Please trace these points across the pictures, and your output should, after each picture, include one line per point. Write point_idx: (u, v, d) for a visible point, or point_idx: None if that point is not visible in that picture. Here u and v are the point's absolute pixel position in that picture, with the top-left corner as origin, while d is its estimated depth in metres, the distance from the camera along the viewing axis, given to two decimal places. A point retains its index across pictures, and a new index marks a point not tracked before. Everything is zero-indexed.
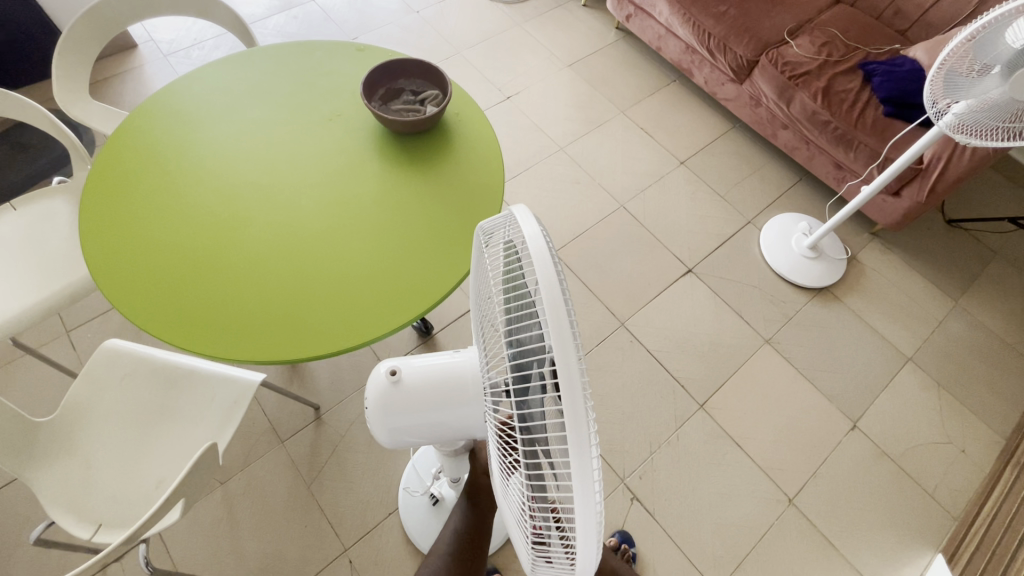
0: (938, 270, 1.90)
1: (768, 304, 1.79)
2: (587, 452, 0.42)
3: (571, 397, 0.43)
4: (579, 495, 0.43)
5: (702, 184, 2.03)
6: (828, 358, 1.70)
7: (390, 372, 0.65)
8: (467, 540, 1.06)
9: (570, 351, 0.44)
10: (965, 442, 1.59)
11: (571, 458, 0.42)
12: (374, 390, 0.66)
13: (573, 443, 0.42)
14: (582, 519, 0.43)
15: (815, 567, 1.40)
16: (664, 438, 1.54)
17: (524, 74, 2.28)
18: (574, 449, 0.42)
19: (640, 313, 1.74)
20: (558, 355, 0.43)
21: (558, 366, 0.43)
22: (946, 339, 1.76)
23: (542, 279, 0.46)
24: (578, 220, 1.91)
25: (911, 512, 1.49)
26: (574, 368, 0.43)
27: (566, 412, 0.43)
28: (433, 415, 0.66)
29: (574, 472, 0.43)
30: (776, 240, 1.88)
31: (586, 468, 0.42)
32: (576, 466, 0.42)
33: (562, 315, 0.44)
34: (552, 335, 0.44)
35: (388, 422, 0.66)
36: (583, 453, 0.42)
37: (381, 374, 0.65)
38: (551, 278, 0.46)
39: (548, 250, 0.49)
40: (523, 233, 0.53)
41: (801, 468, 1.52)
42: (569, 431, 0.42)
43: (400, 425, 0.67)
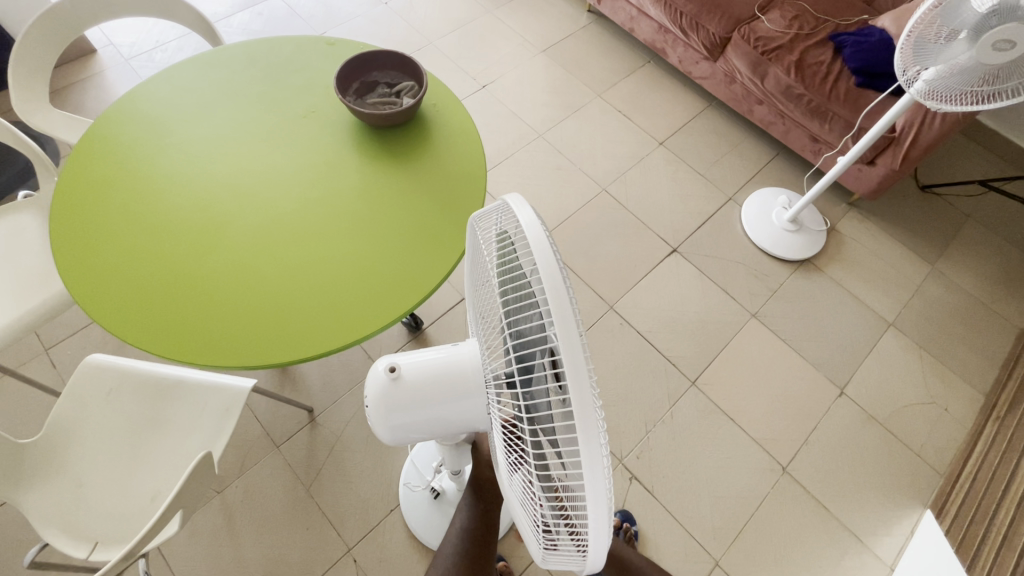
0: (914, 236, 1.95)
1: (752, 279, 1.81)
2: (596, 438, 0.42)
3: (579, 381, 0.42)
4: (589, 482, 0.43)
5: (682, 163, 2.04)
6: (813, 328, 1.74)
7: (388, 369, 0.64)
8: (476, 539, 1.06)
9: (574, 337, 0.43)
10: (948, 400, 1.64)
11: (580, 447, 0.42)
12: (373, 390, 0.66)
13: (582, 433, 0.42)
14: (593, 501, 0.44)
15: (811, 532, 1.44)
16: (658, 417, 1.55)
17: (498, 62, 2.26)
18: (583, 433, 0.42)
19: (628, 295, 1.75)
20: (561, 344, 0.43)
21: (562, 354, 0.43)
22: (926, 303, 1.81)
23: (541, 267, 0.46)
24: (561, 206, 1.91)
25: (900, 471, 1.53)
26: (579, 356, 0.43)
27: (573, 399, 0.42)
28: (435, 410, 0.66)
29: (583, 457, 0.42)
30: (757, 215, 1.90)
31: (596, 456, 0.42)
32: (585, 455, 0.42)
33: (565, 303, 0.44)
34: (555, 324, 0.44)
35: (388, 419, 0.66)
36: (592, 441, 0.42)
37: (379, 371, 0.64)
38: (551, 267, 0.45)
39: (545, 237, 0.48)
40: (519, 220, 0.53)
41: (793, 436, 1.56)
42: (577, 421, 0.42)
43: (401, 423, 0.66)
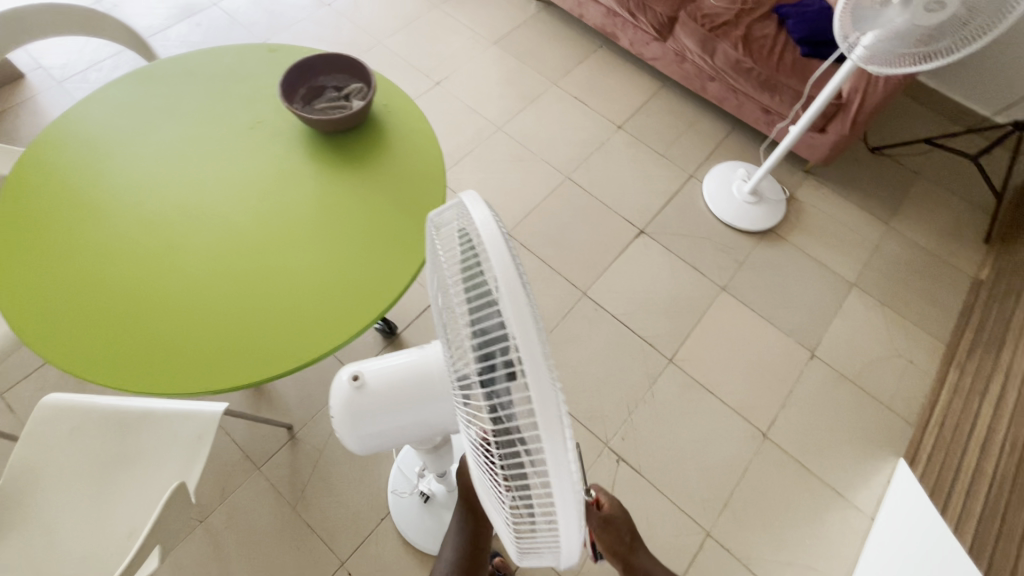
0: (868, 198, 2.01)
1: (719, 253, 1.85)
2: (559, 435, 0.42)
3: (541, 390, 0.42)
4: (556, 478, 0.43)
5: (642, 145, 2.06)
6: (780, 295, 1.78)
7: (351, 378, 0.63)
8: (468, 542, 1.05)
9: (533, 338, 0.43)
10: (911, 352, 1.72)
11: (544, 444, 0.42)
12: (338, 401, 0.65)
13: (545, 431, 0.42)
14: (561, 504, 0.44)
15: (795, 493, 1.48)
16: (640, 397, 1.57)
17: (449, 57, 2.23)
18: (547, 435, 0.42)
19: (600, 280, 1.76)
20: (520, 343, 0.42)
21: (523, 363, 0.42)
22: (884, 262, 1.88)
23: (497, 273, 0.44)
24: (526, 198, 1.91)
25: (873, 425, 1.59)
26: (541, 365, 0.42)
27: (534, 398, 0.42)
28: (402, 416, 0.65)
29: (549, 454, 0.42)
30: (718, 190, 1.94)
31: (561, 452, 0.42)
32: (551, 452, 0.42)
33: (521, 301, 0.43)
34: (513, 324, 0.43)
35: (356, 429, 0.65)
36: (556, 438, 0.42)
37: (342, 380, 0.63)
38: (506, 265, 0.45)
39: (500, 235, 0.48)
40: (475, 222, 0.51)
41: (770, 402, 1.60)
42: (540, 420, 0.42)
43: (369, 431, 0.65)
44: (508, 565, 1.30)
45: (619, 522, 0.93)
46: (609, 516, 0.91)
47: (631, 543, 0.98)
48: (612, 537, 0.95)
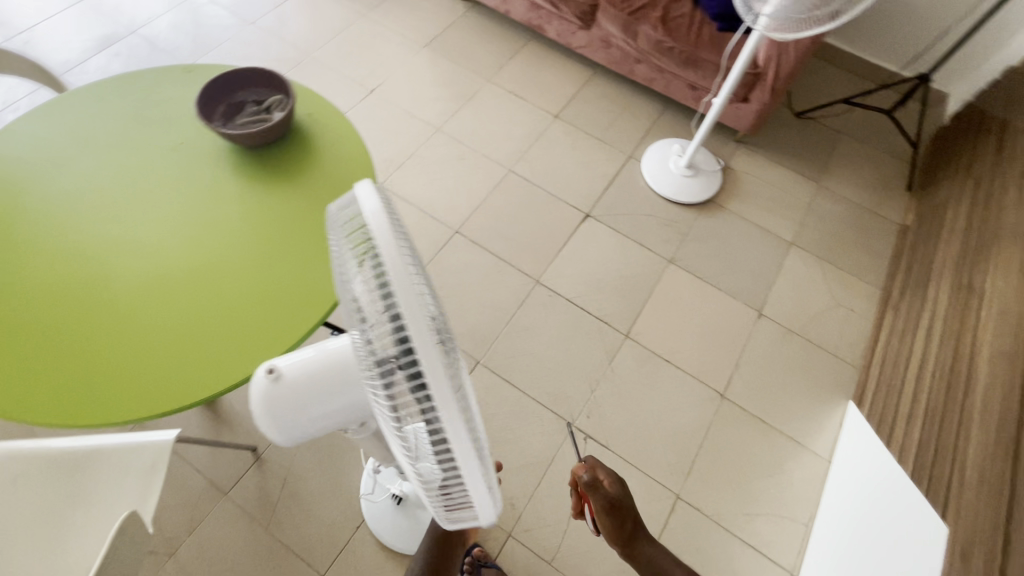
0: (798, 160, 2.11)
1: (663, 228, 1.90)
2: (459, 416, 0.44)
3: (442, 391, 0.44)
4: (462, 456, 0.45)
5: (579, 132, 2.11)
6: (725, 261, 1.86)
7: (268, 373, 0.59)
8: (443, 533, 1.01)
9: (426, 327, 0.44)
10: (850, 301, 1.81)
11: (447, 426, 0.44)
12: (253, 396, 0.61)
13: (446, 415, 0.44)
14: (472, 483, 0.47)
15: (756, 446, 1.54)
16: (601, 375, 1.61)
17: (381, 64, 2.23)
18: (447, 418, 0.44)
19: (551, 267, 1.79)
20: (414, 334, 0.43)
21: (420, 353, 0.43)
22: (817, 219, 1.98)
23: (391, 273, 0.45)
24: (471, 194, 1.93)
25: (822, 373, 1.67)
26: (439, 365, 0.43)
27: (432, 385, 0.43)
28: (327, 408, 0.62)
29: (452, 435, 0.44)
30: (656, 167, 2.00)
31: (463, 431, 0.44)
32: (455, 434, 0.44)
33: (412, 293, 0.44)
34: (406, 316, 0.44)
35: (280, 426, 0.61)
36: (456, 421, 0.44)
37: (260, 376, 0.60)
38: (396, 258, 0.45)
39: (388, 228, 0.48)
40: (366, 224, 0.50)
41: (724, 364, 1.66)
42: (440, 406, 0.44)
43: (295, 428, 0.62)
44: (487, 554, 1.32)
45: (622, 499, 0.98)
46: (613, 495, 0.96)
47: (635, 522, 1.00)
48: (619, 524, 0.98)
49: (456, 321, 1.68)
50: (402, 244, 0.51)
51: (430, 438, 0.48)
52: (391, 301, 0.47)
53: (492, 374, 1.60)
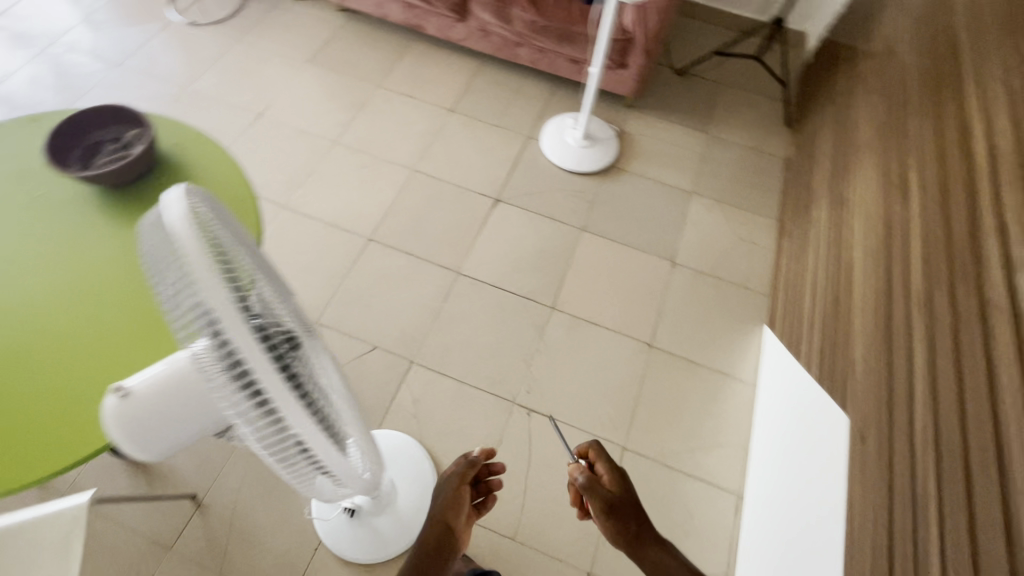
0: (685, 114, 2.23)
1: (571, 199, 1.97)
2: (293, 402, 0.48)
3: (287, 401, 0.48)
4: (306, 431, 0.51)
5: (476, 121, 2.14)
6: (633, 220, 1.94)
7: (116, 392, 0.63)
8: (435, 536, 0.87)
9: (246, 331, 0.45)
10: (751, 235, 1.94)
11: (286, 412, 0.48)
12: (106, 411, 0.64)
13: (284, 403, 0.48)
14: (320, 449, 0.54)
15: (689, 385, 1.63)
16: (534, 349, 1.65)
17: (267, 86, 2.18)
18: (284, 405, 0.48)
19: (470, 256, 1.82)
20: (236, 339, 0.45)
21: (246, 355, 0.45)
22: (711, 166, 2.10)
23: (202, 285, 0.45)
24: (379, 200, 1.92)
25: (737, 305, 1.78)
26: (267, 361, 0.46)
27: (264, 382, 0.46)
28: (181, 419, 0.66)
29: (292, 419, 0.49)
30: (555, 143, 2.06)
31: (301, 414, 0.49)
32: (295, 417, 0.49)
33: (226, 301, 0.45)
34: (225, 324, 0.45)
35: (135, 441, 0.65)
36: (292, 406, 0.48)
37: (109, 397, 0.63)
38: (204, 266, 0.45)
39: (193, 236, 0.47)
40: (171, 231, 0.48)
41: (648, 315, 1.74)
42: (275, 398, 0.47)
43: (149, 440, 0.66)
44: None
45: (625, 501, 0.92)
46: (613, 493, 0.92)
47: (649, 533, 0.90)
48: (623, 527, 0.90)
49: (384, 326, 1.67)
50: (214, 248, 0.50)
51: (264, 428, 0.51)
52: (201, 309, 0.47)
53: (428, 370, 1.60)
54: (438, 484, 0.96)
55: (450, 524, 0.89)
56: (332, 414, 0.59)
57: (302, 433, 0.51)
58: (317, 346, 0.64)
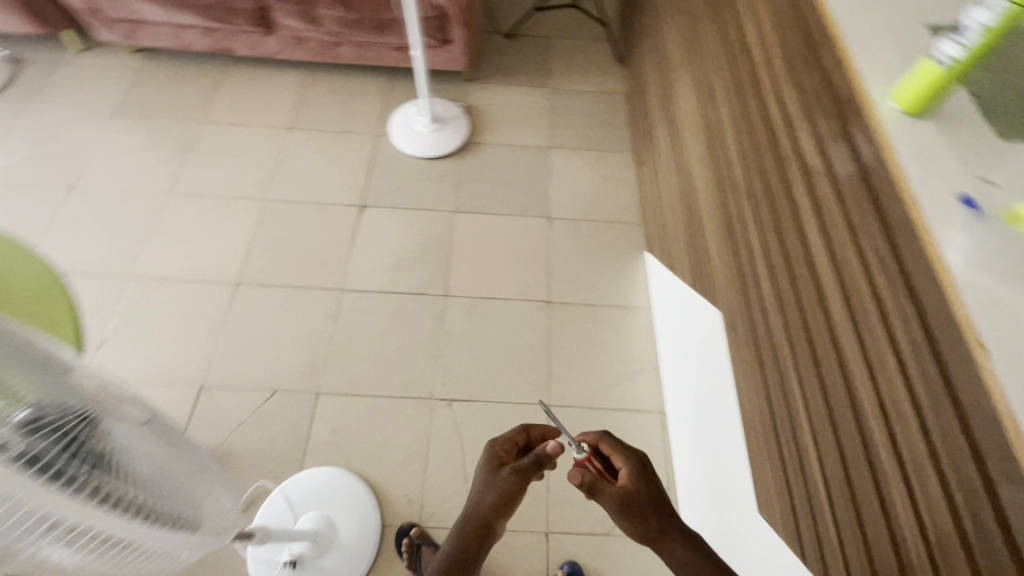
0: (524, 75, 2.27)
1: (435, 185, 1.95)
2: (92, 508, 0.51)
3: (73, 505, 0.49)
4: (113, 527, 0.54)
5: (319, 133, 2.04)
6: (501, 188, 1.96)
7: None
8: (473, 541, 0.78)
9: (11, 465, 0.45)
10: (612, 172, 2.02)
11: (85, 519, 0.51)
12: None
13: (78, 513, 0.50)
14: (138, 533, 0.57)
15: (592, 327, 1.69)
16: (439, 341, 1.64)
17: (72, 153, 1.95)
18: (81, 514, 0.50)
19: (349, 269, 1.75)
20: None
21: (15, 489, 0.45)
22: (560, 117, 2.16)
23: None
24: (237, 240, 1.79)
25: (615, 241, 1.86)
26: (46, 483, 0.47)
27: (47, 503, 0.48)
28: None
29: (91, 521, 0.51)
30: (405, 134, 2.02)
31: (103, 514, 0.52)
32: (96, 518, 0.52)
33: None
34: None
35: None
36: (92, 511, 0.51)
37: None
38: None
39: None
40: None
41: (538, 274, 1.78)
42: (67, 511, 0.49)
43: None
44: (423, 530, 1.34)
45: (644, 498, 0.75)
46: (627, 488, 0.75)
47: (666, 529, 0.72)
48: (642, 525, 0.73)
49: (278, 367, 1.58)
50: None
51: (63, 539, 0.52)
52: None
53: (337, 397, 1.54)
54: (480, 481, 0.80)
55: (489, 528, 0.79)
56: (146, 485, 0.60)
57: (109, 529, 0.54)
58: (124, 416, 0.60)
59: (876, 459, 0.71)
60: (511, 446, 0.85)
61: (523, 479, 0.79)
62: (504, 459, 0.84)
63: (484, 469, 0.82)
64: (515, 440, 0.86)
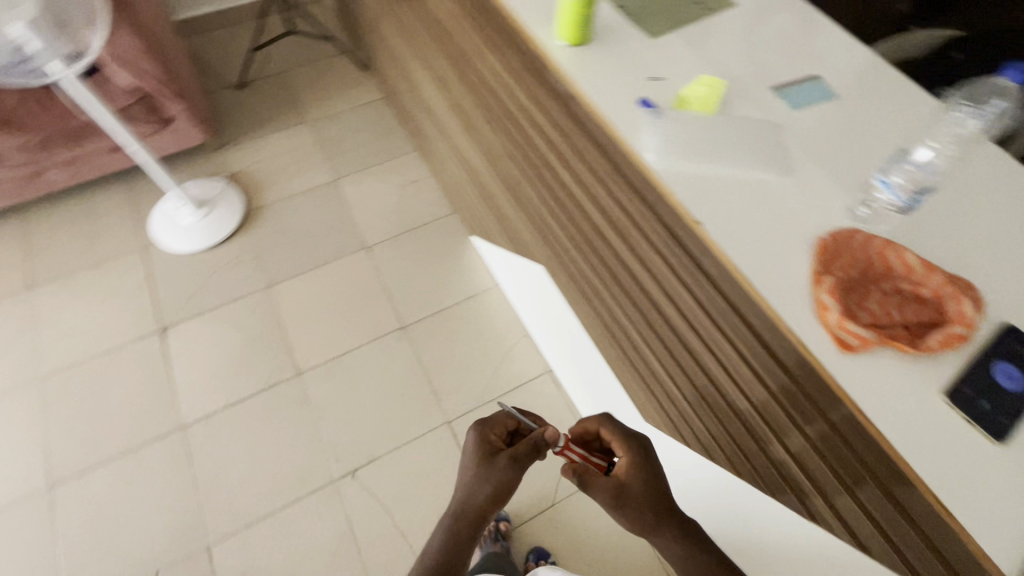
0: (275, 119, 2.12)
1: (234, 269, 1.77)
2: None
3: None
4: None
5: (70, 276, 1.74)
6: (306, 240, 1.84)
7: None
8: (463, 536, 0.66)
9: None
10: (405, 177, 2.00)
11: None
12: None
13: None
14: None
15: (454, 328, 1.69)
16: (314, 421, 1.52)
17: None
18: None
19: (179, 401, 1.54)
20: None
21: None
22: (332, 146, 2.06)
23: None
24: (24, 440, 1.47)
25: (438, 238, 1.86)
26: None
27: None
28: None
29: None
30: (173, 233, 1.79)
31: None
32: None
33: None
34: None
35: None
36: None
37: None
38: None
39: None
40: None
41: (382, 306, 1.72)
42: None
43: None
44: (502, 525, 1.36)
45: (642, 492, 0.66)
46: (622, 481, 0.67)
47: (662, 520, 0.64)
48: (635, 520, 0.65)
49: (147, 547, 1.35)
50: None
51: None
52: None
53: (232, 538, 1.37)
54: (471, 469, 0.69)
55: (483, 520, 0.67)
56: None
57: None
58: None
59: (681, 334, 0.79)
60: (502, 431, 0.76)
61: (518, 464, 0.69)
62: (497, 445, 0.74)
63: (474, 458, 0.71)
64: (506, 425, 0.76)
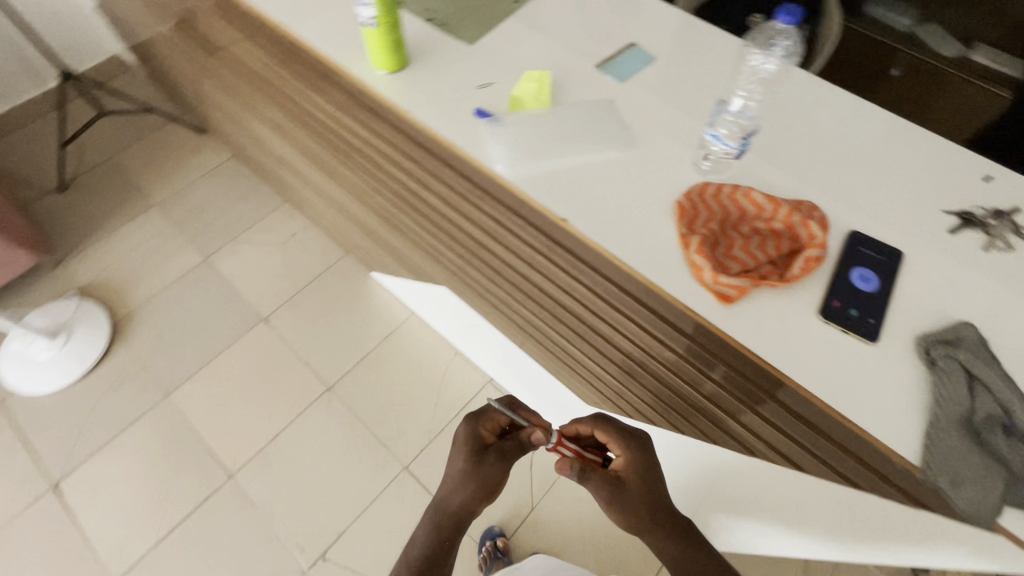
0: (115, 214, 1.89)
1: (119, 390, 1.57)
2: None
3: None
4: None
5: None
6: (193, 332, 1.67)
7: None
8: (447, 530, 0.67)
9: None
10: (283, 233, 1.87)
11: None
12: None
13: None
14: None
15: (382, 371, 1.62)
16: (263, 519, 1.40)
17: None
18: None
19: (100, 557, 1.35)
20: None
21: None
22: (190, 224, 1.88)
23: None
24: None
25: (337, 286, 1.76)
26: None
27: None
28: None
29: None
30: (32, 375, 1.56)
31: None
32: None
33: None
34: None
35: None
36: None
37: None
38: None
39: None
40: None
41: (299, 374, 1.61)
42: None
43: None
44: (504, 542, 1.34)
45: (642, 489, 0.65)
46: (622, 476, 0.66)
47: (659, 522, 0.63)
48: (631, 519, 0.64)
49: None
50: None
51: None
52: None
53: None
54: (461, 464, 0.69)
55: (467, 517, 0.68)
56: None
57: None
58: None
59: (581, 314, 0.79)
60: (494, 426, 0.73)
61: (506, 460, 0.71)
62: (487, 440, 0.72)
63: (463, 452, 0.70)
64: (498, 420, 0.74)
